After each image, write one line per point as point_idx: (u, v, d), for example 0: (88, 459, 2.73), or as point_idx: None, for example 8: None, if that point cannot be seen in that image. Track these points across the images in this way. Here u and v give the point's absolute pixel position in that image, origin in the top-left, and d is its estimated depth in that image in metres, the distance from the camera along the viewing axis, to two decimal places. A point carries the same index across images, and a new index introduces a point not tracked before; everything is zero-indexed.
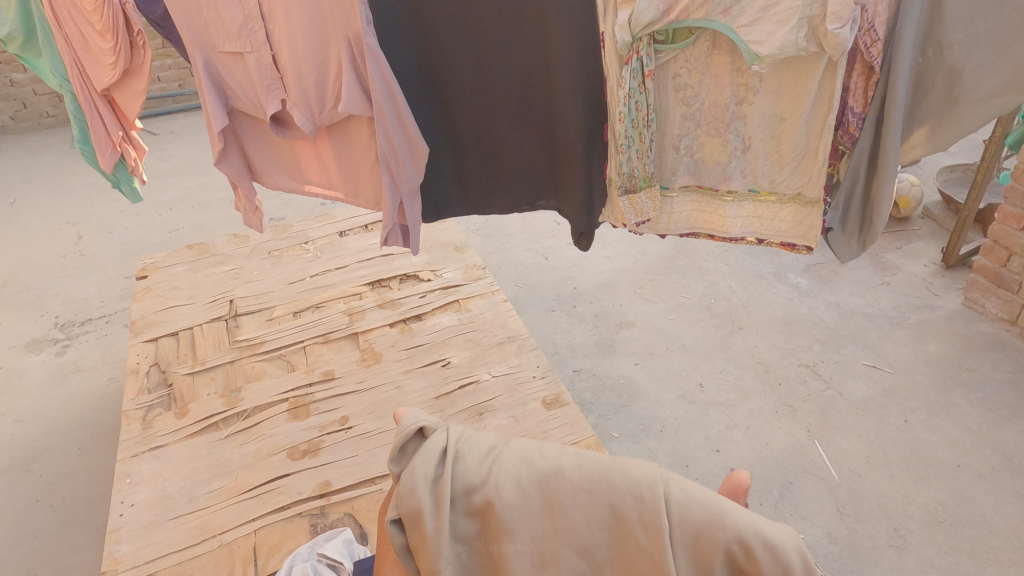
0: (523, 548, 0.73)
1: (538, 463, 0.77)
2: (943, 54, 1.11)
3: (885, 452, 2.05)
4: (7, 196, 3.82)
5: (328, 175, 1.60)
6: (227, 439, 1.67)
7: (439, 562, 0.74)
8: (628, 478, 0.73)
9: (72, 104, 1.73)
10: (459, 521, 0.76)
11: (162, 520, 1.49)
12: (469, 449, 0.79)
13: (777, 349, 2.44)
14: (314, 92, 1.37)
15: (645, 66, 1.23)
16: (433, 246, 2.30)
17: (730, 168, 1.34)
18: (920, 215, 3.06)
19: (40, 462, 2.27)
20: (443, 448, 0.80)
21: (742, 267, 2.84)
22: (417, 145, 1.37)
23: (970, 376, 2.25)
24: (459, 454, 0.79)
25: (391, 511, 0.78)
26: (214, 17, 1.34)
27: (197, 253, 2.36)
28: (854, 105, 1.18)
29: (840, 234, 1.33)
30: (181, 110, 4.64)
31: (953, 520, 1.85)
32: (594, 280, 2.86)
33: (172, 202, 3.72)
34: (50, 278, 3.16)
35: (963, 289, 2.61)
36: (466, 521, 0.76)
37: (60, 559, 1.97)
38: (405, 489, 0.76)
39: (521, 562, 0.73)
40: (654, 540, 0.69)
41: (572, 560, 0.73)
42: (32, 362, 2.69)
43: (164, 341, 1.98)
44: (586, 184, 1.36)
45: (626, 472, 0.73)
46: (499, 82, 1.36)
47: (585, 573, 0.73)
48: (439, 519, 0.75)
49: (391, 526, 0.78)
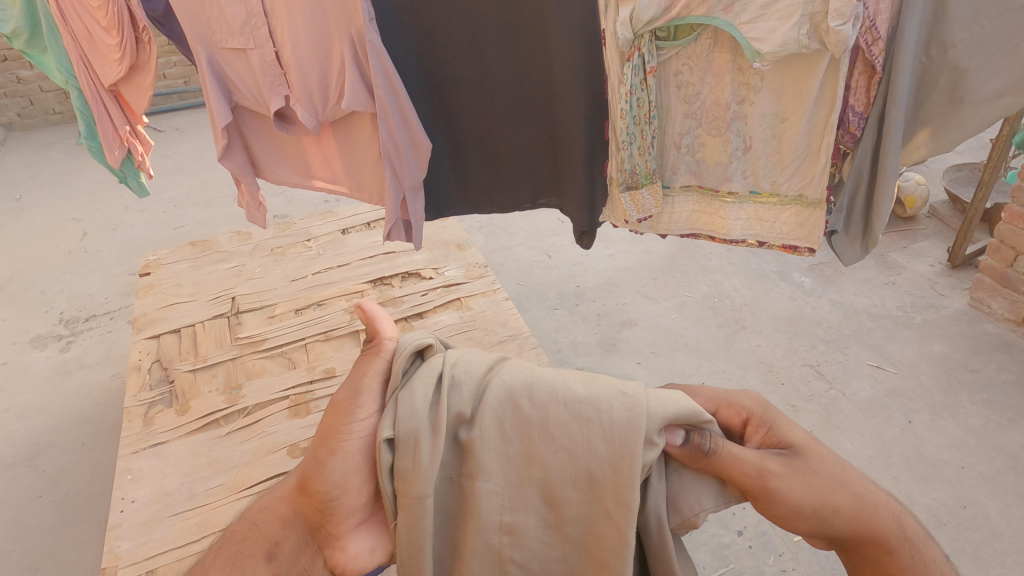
0: (495, 488, 0.78)
1: (526, 408, 0.79)
2: (947, 53, 1.10)
3: (888, 452, 2.03)
4: (13, 192, 3.83)
5: (332, 170, 1.60)
6: (227, 436, 1.68)
7: (428, 487, 0.75)
8: (612, 439, 0.77)
9: (79, 100, 1.73)
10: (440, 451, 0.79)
11: (161, 517, 1.49)
12: (465, 376, 0.81)
13: (780, 348, 2.43)
14: (317, 88, 1.36)
15: (647, 63, 1.22)
16: (436, 244, 2.29)
17: (731, 169, 1.33)
18: (927, 214, 3.03)
19: (44, 457, 2.28)
20: (440, 373, 0.81)
21: (746, 266, 2.83)
22: (420, 142, 1.36)
23: (975, 377, 2.23)
24: (455, 381, 0.80)
25: (385, 430, 0.78)
26: (216, 14, 1.33)
27: (199, 250, 2.36)
28: (856, 104, 1.17)
29: (844, 236, 1.33)
30: (187, 107, 4.64)
31: (956, 522, 1.83)
32: (597, 279, 2.85)
33: (176, 199, 3.73)
34: (55, 274, 3.17)
35: (969, 289, 2.58)
36: (449, 453, 0.79)
37: (62, 554, 1.98)
38: (404, 410, 0.77)
39: (491, 500, 0.78)
40: (620, 502, 0.76)
41: (536, 503, 0.79)
42: (36, 358, 2.70)
43: (166, 338, 1.99)
44: (588, 182, 1.37)
45: (609, 433, 0.77)
46: (499, 80, 1.35)
47: (547, 514, 0.80)
48: (435, 443, 0.76)
49: (381, 445, 0.77)
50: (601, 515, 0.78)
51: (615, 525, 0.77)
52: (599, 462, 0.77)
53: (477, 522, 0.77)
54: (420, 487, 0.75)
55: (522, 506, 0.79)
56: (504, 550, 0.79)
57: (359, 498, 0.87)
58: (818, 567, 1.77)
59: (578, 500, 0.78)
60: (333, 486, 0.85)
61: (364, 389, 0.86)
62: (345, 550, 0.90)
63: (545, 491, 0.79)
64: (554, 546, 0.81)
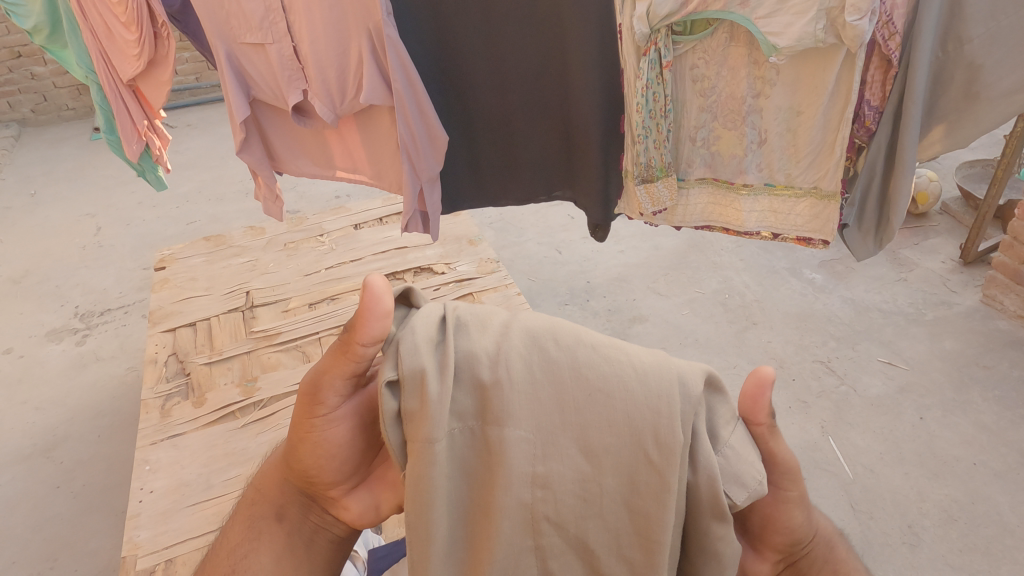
0: (523, 436, 0.66)
1: (551, 349, 0.68)
2: (964, 49, 1.10)
3: (899, 449, 2.04)
4: (28, 187, 3.87)
5: (353, 159, 1.61)
6: (243, 428, 1.70)
7: (438, 429, 0.65)
8: (650, 389, 0.66)
9: (98, 94, 1.75)
10: (457, 396, 0.68)
11: (179, 507, 1.51)
12: (470, 317, 0.71)
13: (791, 345, 2.43)
14: (335, 82, 1.38)
15: (663, 57, 1.22)
16: (448, 239, 2.30)
17: (745, 162, 1.33)
18: (938, 211, 3.03)
19: (61, 449, 2.31)
20: (441, 315, 0.70)
21: (757, 263, 2.83)
22: (437, 135, 1.38)
23: (987, 374, 2.23)
24: (461, 324, 0.71)
25: (386, 372, 0.66)
26: (234, 9, 1.35)
27: (213, 245, 2.38)
28: (871, 98, 1.18)
29: (856, 231, 1.33)
30: (198, 103, 4.67)
31: (967, 518, 1.84)
32: (608, 274, 2.86)
33: (188, 194, 3.76)
34: (70, 269, 3.21)
35: (982, 285, 2.58)
36: (463, 394, 0.68)
37: (80, 544, 2.01)
38: (403, 349, 0.66)
39: (520, 448, 0.66)
40: (667, 453, 0.65)
41: (570, 451, 0.67)
42: (52, 351, 2.73)
43: (182, 332, 2.01)
44: (603, 175, 1.39)
45: (646, 377, 0.67)
46: (515, 74, 1.36)
47: (581, 471, 0.67)
48: (444, 382, 0.65)
49: (382, 389, 0.66)
50: (644, 467, 0.66)
51: (662, 479, 0.65)
52: (637, 407, 0.66)
53: (504, 473, 0.66)
54: (427, 430, 0.65)
55: (556, 454, 0.67)
56: (538, 506, 0.68)
57: (347, 465, 0.78)
58: None
59: (618, 449, 0.67)
60: (314, 464, 0.76)
61: (329, 381, 0.72)
62: (352, 510, 0.81)
63: (580, 442, 0.67)
64: (590, 504, 0.68)
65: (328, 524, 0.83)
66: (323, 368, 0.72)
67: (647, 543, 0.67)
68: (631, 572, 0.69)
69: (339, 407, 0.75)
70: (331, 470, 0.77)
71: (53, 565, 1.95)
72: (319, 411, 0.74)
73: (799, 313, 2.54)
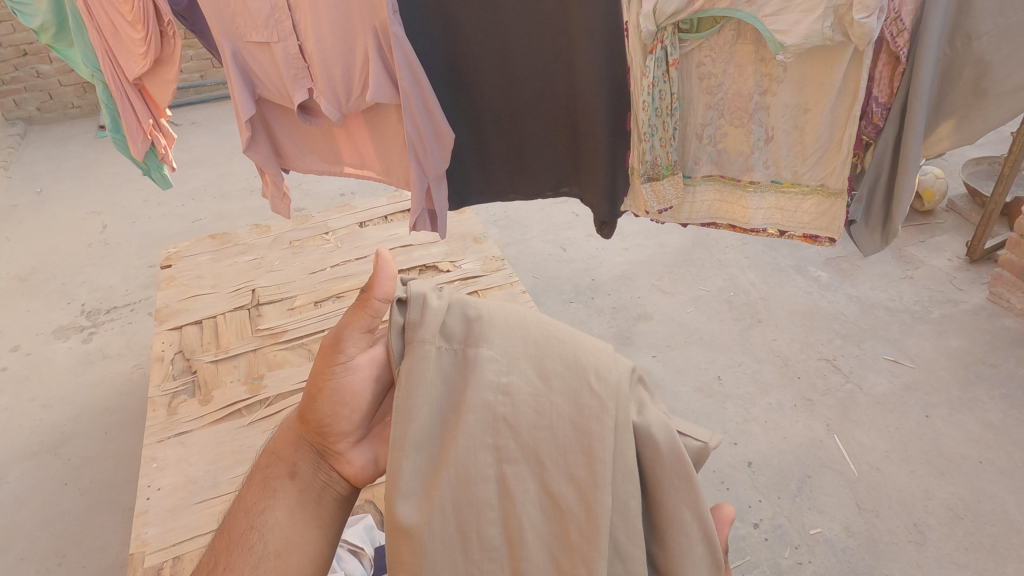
0: (493, 359, 0.78)
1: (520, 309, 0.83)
2: (972, 46, 1.10)
3: (905, 447, 2.03)
4: (34, 185, 3.89)
5: (360, 155, 1.62)
6: (250, 426, 1.70)
7: (430, 335, 0.78)
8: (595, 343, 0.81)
9: (103, 93, 1.75)
10: (448, 325, 0.80)
11: (187, 504, 1.52)
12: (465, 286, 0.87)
13: (796, 342, 2.43)
14: (341, 81, 1.38)
15: (670, 55, 1.22)
16: (453, 237, 2.30)
17: (752, 159, 1.33)
18: (945, 208, 3.01)
19: (69, 446, 2.32)
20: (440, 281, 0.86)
21: (762, 260, 2.82)
22: (444, 132, 1.38)
23: (993, 372, 2.23)
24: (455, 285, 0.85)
25: (397, 292, 0.81)
26: (241, 8, 1.35)
27: (219, 242, 2.39)
28: (879, 95, 1.18)
29: (864, 227, 1.33)
30: (203, 101, 4.68)
31: (973, 517, 1.83)
32: (612, 272, 2.85)
33: (194, 192, 3.77)
34: (76, 266, 3.22)
35: (988, 283, 2.57)
36: (451, 327, 0.80)
37: (87, 541, 2.02)
38: (410, 284, 0.81)
39: (488, 366, 0.78)
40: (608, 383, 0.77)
41: (527, 372, 0.79)
42: (59, 349, 2.74)
43: (188, 329, 2.02)
44: (610, 172, 1.38)
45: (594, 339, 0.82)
46: (521, 71, 1.36)
47: (536, 397, 0.77)
48: (440, 303, 0.80)
49: (394, 308, 0.80)
50: (588, 394, 0.77)
51: (601, 402, 0.76)
52: (587, 349, 0.80)
53: (473, 379, 0.77)
54: (423, 335, 0.78)
55: (518, 376, 0.78)
56: (497, 419, 0.76)
57: (353, 420, 0.93)
58: (834, 560, 1.78)
59: (567, 378, 0.78)
60: (327, 413, 0.91)
61: (349, 333, 0.87)
62: (353, 462, 0.94)
63: (537, 373, 0.79)
64: (540, 428, 0.77)
65: (332, 481, 0.95)
66: (343, 322, 0.87)
67: (587, 460, 0.75)
68: (576, 491, 0.75)
69: (354, 359, 0.90)
70: (343, 420, 0.92)
71: (62, 562, 1.97)
72: (338, 359, 0.89)
73: (804, 310, 2.53)
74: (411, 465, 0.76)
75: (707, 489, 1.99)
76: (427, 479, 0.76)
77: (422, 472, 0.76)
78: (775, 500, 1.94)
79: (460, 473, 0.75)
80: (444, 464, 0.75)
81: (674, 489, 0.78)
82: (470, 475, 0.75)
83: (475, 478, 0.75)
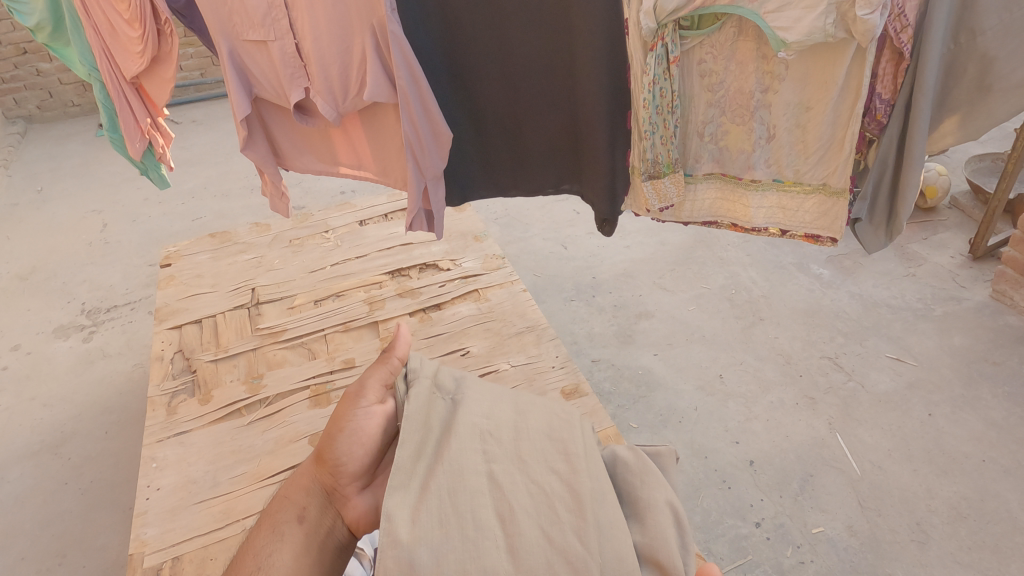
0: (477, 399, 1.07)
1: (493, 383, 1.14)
2: (976, 41, 1.09)
3: (908, 445, 2.03)
4: (35, 184, 3.88)
5: (357, 156, 1.61)
6: (250, 425, 1.70)
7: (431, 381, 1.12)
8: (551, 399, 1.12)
9: (100, 92, 1.74)
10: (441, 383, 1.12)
11: (187, 504, 1.52)
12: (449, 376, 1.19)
13: (799, 341, 2.41)
14: (338, 79, 1.37)
15: (670, 52, 1.21)
16: (453, 235, 2.28)
17: (754, 157, 1.32)
18: (948, 205, 3.00)
19: (69, 445, 2.32)
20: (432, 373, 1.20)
21: (764, 258, 2.81)
22: (442, 132, 1.37)
23: (996, 370, 2.21)
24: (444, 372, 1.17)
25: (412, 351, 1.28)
26: (237, 6, 1.34)
27: (219, 241, 2.38)
28: (883, 92, 1.16)
29: (868, 225, 1.31)
30: (203, 99, 4.66)
31: (977, 516, 1.82)
32: (614, 270, 2.84)
33: (194, 190, 3.76)
34: (76, 265, 3.21)
35: (991, 280, 2.56)
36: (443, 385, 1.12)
37: (88, 541, 2.02)
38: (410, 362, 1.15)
39: (475, 403, 1.05)
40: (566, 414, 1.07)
41: (507, 411, 1.06)
42: (60, 348, 2.74)
43: (188, 329, 2.01)
44: (611, 170, 1.36)
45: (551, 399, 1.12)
46: (521, 68, 1.36)
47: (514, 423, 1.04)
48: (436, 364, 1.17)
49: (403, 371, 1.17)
50: (553, 420, 1.05)
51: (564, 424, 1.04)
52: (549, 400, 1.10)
53: (464, 408, 1.03)
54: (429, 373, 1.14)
55: (500, 410, 1.06)
56: (486, 433, 1.00)
57: (358, 466, 1.20)
58: (836, 559, 1.78)
59: (537, 414, 1.06)
60: (340, 455, 1.19)
61: (371, 382, 1.23)
62: (355, 507, 1.18)
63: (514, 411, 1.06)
64: (521, 441, 1.01)
65: (333, 525, 1.19)
66: (365, 377, 1.24)
67: (561, 453, 0.99)
68: (556, 476, 0.96)
69: (369, 408, 1.21)
70: (353, 460, 1.19)
71: (62, 562, 1.97)
72: (358, 404, 1.21)
73: (806, 309, 2.52)
74: (419, 466, 0.96)
75: (709, 488, 1.98)
76: (434, 473, 0.94)
77: (428, 470, 0.95)
78: (777, 499, 1.93)
79: (462, 466, 0.94)
80: (444, 460, 0.95)
81: (644, 484, 1.01)
82: (468, 468, 0.94)
83: (473, 471, 0.94)
